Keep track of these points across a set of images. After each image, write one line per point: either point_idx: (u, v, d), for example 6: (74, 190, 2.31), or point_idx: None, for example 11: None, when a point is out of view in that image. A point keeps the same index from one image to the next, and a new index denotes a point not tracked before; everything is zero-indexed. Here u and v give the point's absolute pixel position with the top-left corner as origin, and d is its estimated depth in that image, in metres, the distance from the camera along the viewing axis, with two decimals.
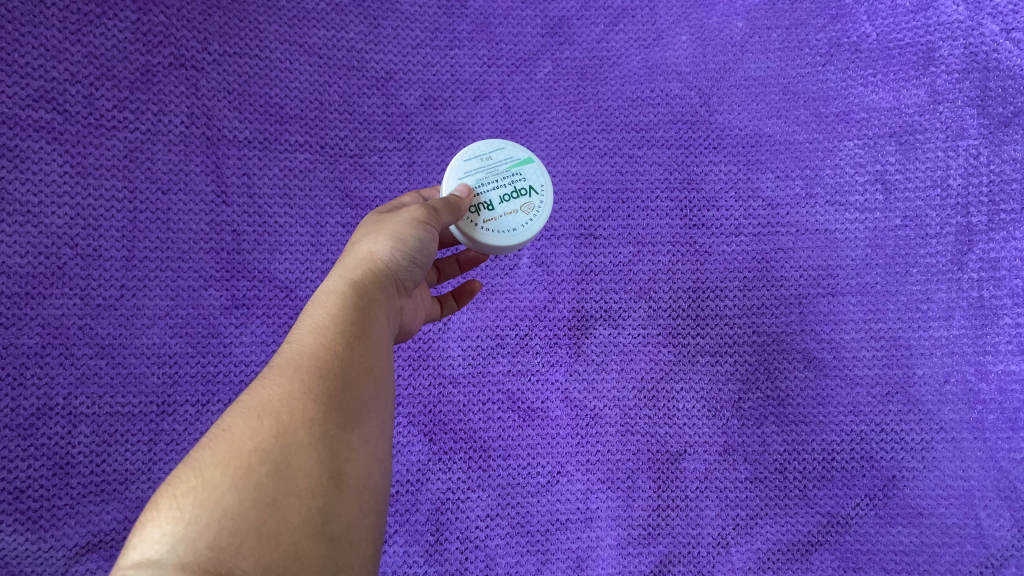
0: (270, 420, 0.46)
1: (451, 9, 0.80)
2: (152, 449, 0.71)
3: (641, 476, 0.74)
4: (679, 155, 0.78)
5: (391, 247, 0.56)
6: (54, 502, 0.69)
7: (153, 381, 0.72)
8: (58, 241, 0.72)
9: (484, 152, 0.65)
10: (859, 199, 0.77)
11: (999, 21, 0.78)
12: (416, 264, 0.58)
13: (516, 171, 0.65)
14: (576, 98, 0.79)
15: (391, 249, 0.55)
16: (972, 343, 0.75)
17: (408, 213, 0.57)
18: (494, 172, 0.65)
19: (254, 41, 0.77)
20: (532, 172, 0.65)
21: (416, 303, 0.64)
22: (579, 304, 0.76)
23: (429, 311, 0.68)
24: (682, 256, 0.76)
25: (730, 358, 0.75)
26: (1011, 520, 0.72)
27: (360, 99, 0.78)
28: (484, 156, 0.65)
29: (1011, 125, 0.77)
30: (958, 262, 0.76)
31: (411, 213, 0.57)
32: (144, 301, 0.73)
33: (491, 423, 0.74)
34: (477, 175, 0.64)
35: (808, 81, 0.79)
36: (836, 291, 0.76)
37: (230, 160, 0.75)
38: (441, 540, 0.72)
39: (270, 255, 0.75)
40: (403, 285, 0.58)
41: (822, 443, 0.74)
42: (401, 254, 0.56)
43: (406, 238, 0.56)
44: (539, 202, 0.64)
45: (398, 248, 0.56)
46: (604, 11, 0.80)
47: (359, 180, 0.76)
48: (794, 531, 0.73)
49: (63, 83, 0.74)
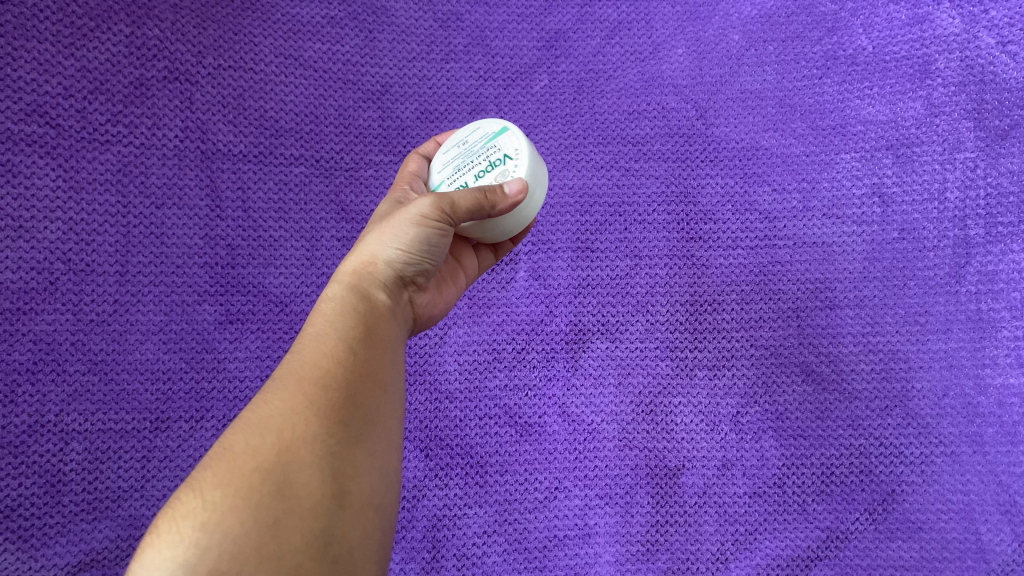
0: (270, 437, 0.46)
1: (447, 23, 0.80)
2: (145, 466, 0.70)
3: (640, 491, 0.73)
4: (675, 168, 0.78)
5: (397, 249, 0.54)
6: (46, 521, 0.68)
7: (146, 397, 0.71)
8: (50, 256, 0.71)
9: (460, 137, 0.64)
10: (856, 212, 0.77)
11: (994, 33, 0.78)
12: (424, 260, 0.56)
13: (492, 145, 0.62)
14: (572, 111, 0.78)
15: (392, 248, 0.54)
16: (971, 356, 0.75)
17: (414, 208, 0.53)
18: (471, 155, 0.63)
19: (249, 55, 0.77)
20: (508, 141, 0.61)
21: (435, 286, 0.62)
22: (576, 318, 0.75)
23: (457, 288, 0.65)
24: (679, 270, 0.76)
25: (730, 371, 0.75)
26: (1011, 534, 0.72)
27: (356, 113, 0.77)
28: (462, 141, 0.63)
29: (1007, 138, 0.77)
30: (956, 275, 0.75)
31: (420, 208, 0.53)
32: (138, 316, 0.72)
33: (489, 439, 0.74)
34: (455, 163, 0.63)
35: (804, 94, 0.79)
36: (834, 304, 0.76)
37: (224, 174, 0.75)
38: (437, 557, 0.72)
39: (265, 269, 0.74)
40: (411, 280, 0.57)
41: (821, 457, 0.74)
42: (404, 252, 0.55)
43: (411, 237, 0.53)
44: (515, 167, 0.59)
45: (404, 248, 0.54)
46: (599, 24, 0.80)
47: (355, 194, 0.76)
48: (794, 546, 0.72)
49: (57, 98, 0.73)
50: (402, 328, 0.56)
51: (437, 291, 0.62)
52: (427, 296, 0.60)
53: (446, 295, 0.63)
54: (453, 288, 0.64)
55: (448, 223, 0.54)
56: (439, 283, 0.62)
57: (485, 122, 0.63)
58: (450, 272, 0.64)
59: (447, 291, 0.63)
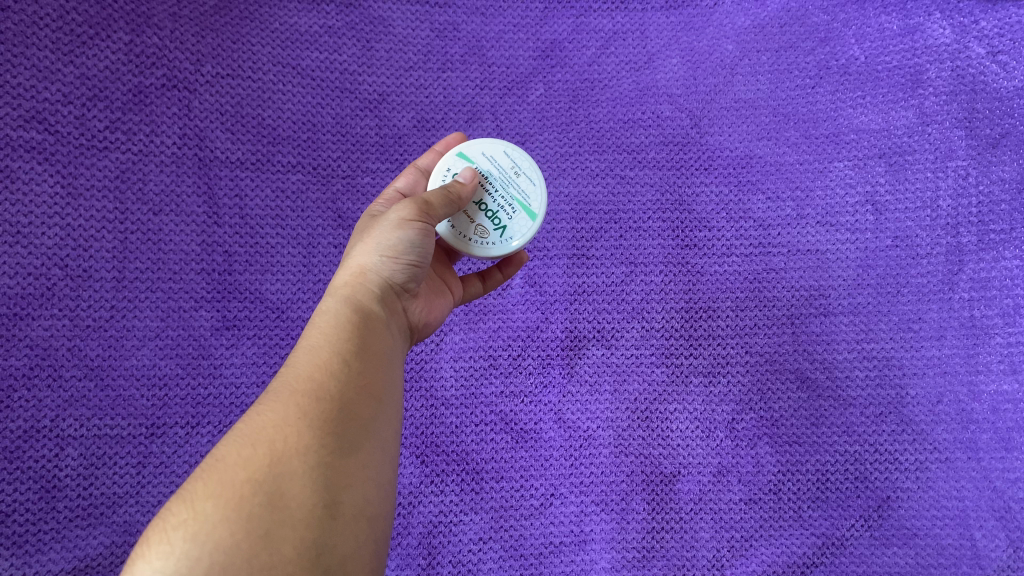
0: (262, 449, 0.46)
1: (444, 32, 0.81)
2: (141, 473, 0.70)
3: (635, 498, 0.73)
4: (670, 176, 0.78)
5: (383, 256, 0.55)
6: (40, 527, 0.68)
7: (142, 403, 0.71)
8: (47, 261, 0.71)
9: (518, 167, 0.64)
10: (850, 219, 0.77)
11: (985, 44, 0.79)
12: (411, 266, 0.56)
13: (515, 206, 0.63)
14: (567, 120, 0.79)
15: (380, 259, 0.55)
16: (964, 363, 0.75)
17: (394, 214, 0.55)
18: (504, 183, 0.63)
19: (248, 63, 0.77)
20: (519, 224, 0.62)
21: (428, 298, 0.62)
22: (572, 325, 0.76)
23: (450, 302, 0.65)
24: (673, 276, 0.77)
25: (725, 378, 0.75)
26: (1005, 540, 0.72)
27: (354, 121, 0.78)
28: (513, 169, 0.63)
29: (999, 146, 0.77)
30: (949, 282, 0.76)
31: (399, 212, 0.54)
32: (135, 322, 0.72)
33: (485, 445, 0.74)
34: (492, 168, 0.63)
35: (798, 104, 0.80)
36: (828, 311, 0.76)
37: (221, 181, 0.75)
38: (433, 564, 0.72)
39: (261, 276, 0.74)
40: (404, 291, 0.57)
41: (815, 464, 0.74)
42: (391, 261, 0.55)
43: (393, 241, 0.54)
44: (491, 243, 0.62)
45: (389, 253, 0.54)
46: (595, 34, 0.81)
47: (352, 202, 0.76)
48: (788, 553, 0.72)
49: (55, 105, 0.73)
50: (396, 339, 0.56)
51: (429, 302, 0.62)
52: (420, 306, 0.60)
53: (440, 307, 0.63)
54: (445, 301, 0.64)
55: (427, 224, 0.55)
56: (429, 294, 0.62)
57: (535, 194, 0.63)
58: (438, 284, 0.64)
59: (439, 303, 0.63)
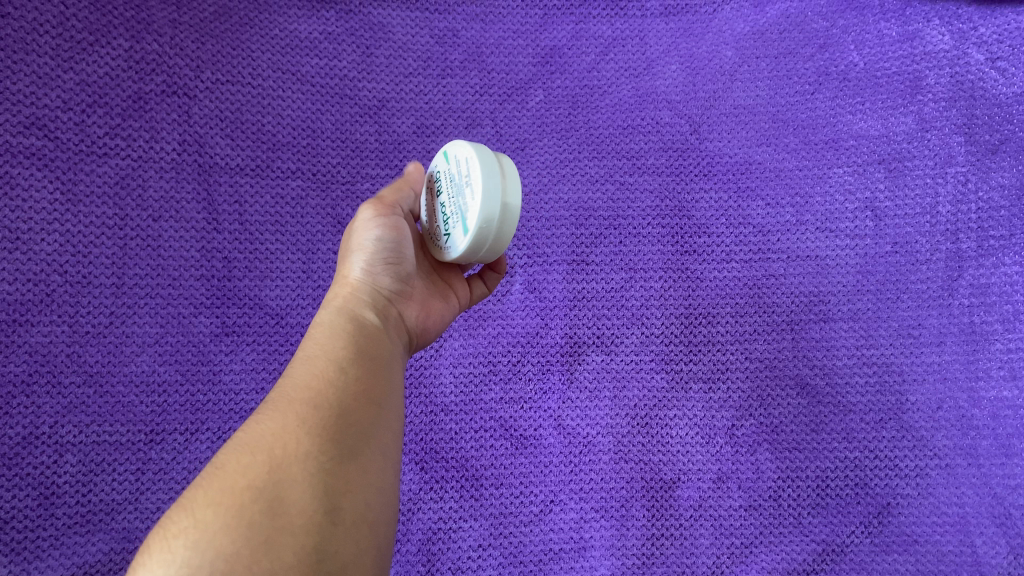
0: (262, 455, 0.46)
1: (444, 39, 0.81)
2: (140, 479, 0.70)
3: (635, 504, 0.73)
4: (669, 182, 0.78)
5: (365, 263, 0.57)
6: (39, 534, 0.68)
7: (142, 409, 0.71)
8: (47, 267, 0.71)
9: (471, 174, 0.56)
10: (849, 225, 0.77)
11: (984, 50, 0.79)
12: (394, 265, 0.58)
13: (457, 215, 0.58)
14: (566, 126, 0.79)
15: (363, 265, 0.57)
16: (964, 369, 0.75)
17: (365, 220, 0.58)
18: (458, 188, 0.58)
19: (247, 69, 0.78)
20: (455, 236, 0.58)
21: (426, 303, 0.61)
22: (571, 331, 0.76)
23: (450, 304, 0.64)
24: (672, 281, 0.77)
25: (725, 384, 0.75)
26: (1006, 546, 0.72)
27: (353, 127, 0.78)
28: (467, 175, 0.57)
29: (998, 152, 0.77)
30: (949, 288, 0.76)
31: (367, 215, 0.58)
32: (134, 329, 0.72)
33: (485, 451, 0.74)
34: (455, 170, 0.58)
35: (797, 110, 0.80)
36: (828, 317, 0.76)
37: (221, 186, 0.75)
38: (432, 571, 0.71)
39: (261, 282, 0.74)
40: (397, 297, 0.58)
41: (816, 470, 0.74)
42: (374, 265, 0.57)
43: (370, 244, 0.57)
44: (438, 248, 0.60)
45: (372, 258, 0.57)
46: (594, 41, 0.81)
47: (352, 208, 0.76)
48: (788, 559, 0.72)
49: (55, 111, 0.73)
50: (394, 346, 0.57)
51: (428, 308, 0.62)
52: (417, 312, 0.60)
53: (440, 312, 0.63)
54: (446, 305, 0.64)
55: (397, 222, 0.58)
56: (427, 298, 0.62)
57: (473, 208, 0.56)
58: (439, 288, 0.64)
59: (439, 306, 0.63)
